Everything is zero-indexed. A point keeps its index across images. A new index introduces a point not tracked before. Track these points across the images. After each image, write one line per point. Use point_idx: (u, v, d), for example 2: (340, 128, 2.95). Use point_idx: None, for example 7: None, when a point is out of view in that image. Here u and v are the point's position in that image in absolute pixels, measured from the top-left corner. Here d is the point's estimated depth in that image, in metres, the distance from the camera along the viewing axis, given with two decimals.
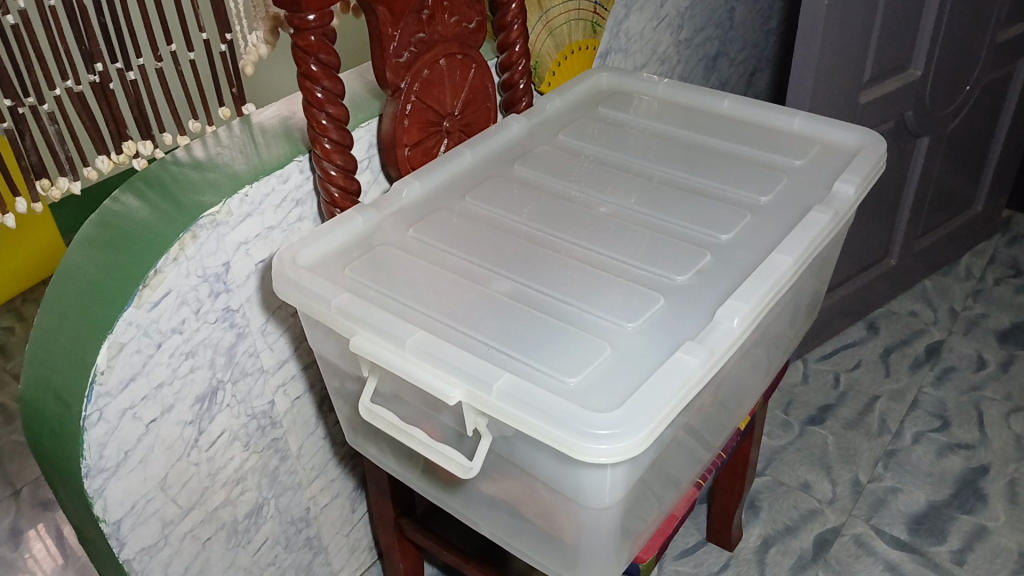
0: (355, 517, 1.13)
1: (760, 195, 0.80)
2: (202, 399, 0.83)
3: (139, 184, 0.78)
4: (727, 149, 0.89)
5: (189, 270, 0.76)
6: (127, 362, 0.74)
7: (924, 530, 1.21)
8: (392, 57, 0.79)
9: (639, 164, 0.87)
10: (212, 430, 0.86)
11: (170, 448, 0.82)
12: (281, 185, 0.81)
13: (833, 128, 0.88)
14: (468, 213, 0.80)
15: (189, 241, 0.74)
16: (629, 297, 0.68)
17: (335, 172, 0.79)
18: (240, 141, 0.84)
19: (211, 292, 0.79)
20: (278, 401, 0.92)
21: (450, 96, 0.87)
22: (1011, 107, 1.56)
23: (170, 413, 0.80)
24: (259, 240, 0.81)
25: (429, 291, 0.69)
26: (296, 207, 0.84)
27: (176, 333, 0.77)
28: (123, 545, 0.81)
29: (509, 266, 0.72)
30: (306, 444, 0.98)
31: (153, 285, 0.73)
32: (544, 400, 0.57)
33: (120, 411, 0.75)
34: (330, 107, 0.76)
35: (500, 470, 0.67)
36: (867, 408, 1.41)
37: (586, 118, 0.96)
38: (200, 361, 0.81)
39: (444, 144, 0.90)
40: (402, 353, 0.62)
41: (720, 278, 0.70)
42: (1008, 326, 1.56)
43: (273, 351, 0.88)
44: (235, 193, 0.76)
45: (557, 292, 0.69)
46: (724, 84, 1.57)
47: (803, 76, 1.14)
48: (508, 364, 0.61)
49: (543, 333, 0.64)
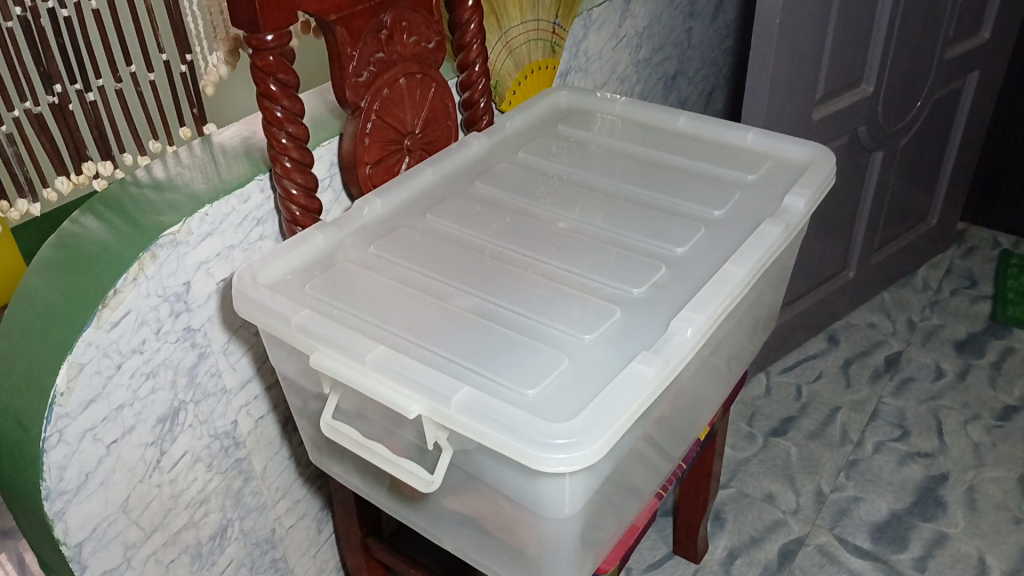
0: (322, 538, 1.12)
1: (714, 209, 0.82)
2: (164, 420, 0.83)
3: (100, 206, 0.79)
4: (684, 165, 0.91)
5: (149, 290, 0.76)
6: (87, 383, 0.73)
7: (886, 538, 1.23)
8: (351, 77, 0.80)
9: (598, 180, 0.88)
10: (174, 452, 0.85)
11: (132, 471, 0.81)
12: (242, 204, 0.81)
13: (786, 144, 0.90)
14: (431, 230, 0.81)
15: (148, 261, 0.74)
16: (588, 311, 0.69)
17: (295, 191, 0.80)
18: (200, 161, 0.84)
19: (172, 312, 0.79)
20: (240, 421, 0.92)
21: (411, 114, 0.89)
22: (960, 122, 1.60)
23: (132, 435, 0.80)
24: (220, 259, 0.81)
25: (389, 307, 0.70)
26: (257, 226, 0.84)
27: (136, 353, 0.77)
28: (83, 569, 0.79)
29: (470, 282, 0.73)
30: (270, 464, 0.98)
31: (113, 305, 0.73)
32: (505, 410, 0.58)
33: (80, 433, 0.74)
34: (290, 126, 0.77)
35: (461, 483, 0.67)
36: (828, 419, 1.43)
37: (546, 136, 0.97)
38: (161, 382, 0.81)
39: (405, 162, 0.91)
40: (362, 368, 0.63)
41: (677, 290, 0.71)
42: (964, 336, 1.60)
43: (235, 371, 0.88)
44: (195, 212, 0.77)
45: (517, 306, 0.70)
46: (683, 103, 1.60)
47: (758, 92, 1.17)
48: (467, 377, 0.62)
49: (502, 346, 0.65)
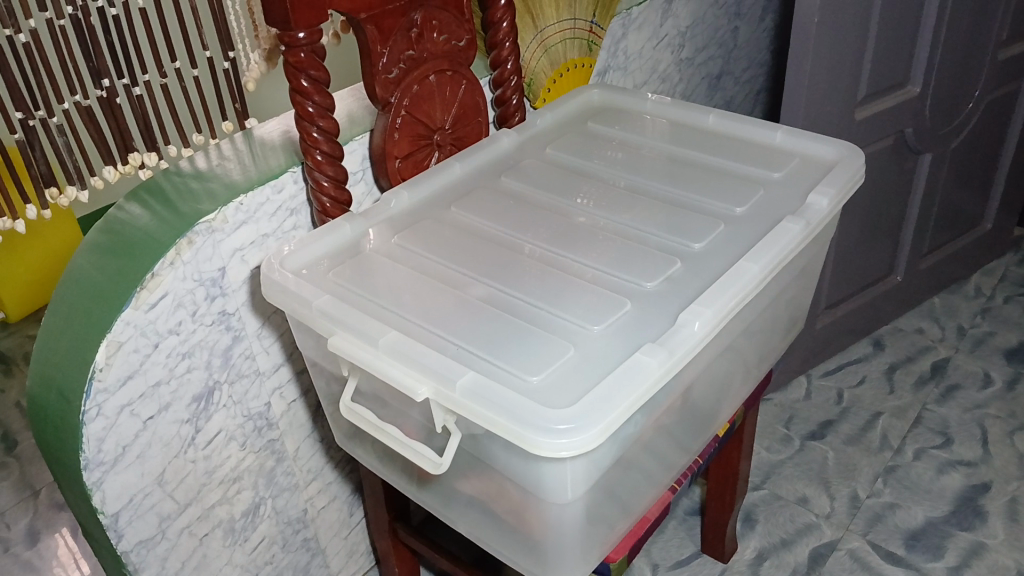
0: (353, 521, 1.15)
1: (736, 206, 0.82)
2: (199, 399, 0.87)
3: (145, 193, 0.84)
4: (710, 162, 0.91)
5: (185, 274, 0.80)
6: (125, 360, 0.78)
7: (920, 546, 1.21)
8: (382, 73, 0.83)
9: (623, 176, 0.89)
10: (208, 429, 0.89)
11: (167, 446, 0.86)
12: (276, 195, 0.85)
13: (813, 142, 0.89)
14: (454, 223, 0.83)
15: (185, 247, 0.78)
16: (598, 302, 0.70)
17: (326, 183, 0.83)
18: (240, 153, 0.89)
19: (208, 296, 0.83)
20: (274, 404, 0.95)
21: (440, 111, 0.91)
22: (1017, 125, 1.56)
23: (168, 412, 0.84)
24: (255, 247, 0.85)
25: (407, 295, 0.72)
26: (291, 216, 0.87)
27: (172, 334, 0.82)
28: (120, 538, 0.84)
29: (487, 273, 0.75)
30: (302, 446, 1.01)
31: (151, 287, 0.77)
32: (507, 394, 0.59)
33: (118, 407, 0.79)
34: (320, 120, 0.80)
35: (470, 467, 0.69)
36: (868, 424, 1.41)
37: (575, 133, 0.99)
38: (196, 362, 0.85)
39: (436, 156, 0.93)
40: (375, 352, 0.65)
41: (689, 284, 0.72)
42: (1016, 344, 1.55)
43: (268, 355, 0.92)
44: (231, 201, 0.81)
45: (530, 297, 0.71)
46: (729, 103, 1.59)
47: (796, 92, 1.16)
48: (475, 363, 0.64)
49: (511, 335, 0.67)
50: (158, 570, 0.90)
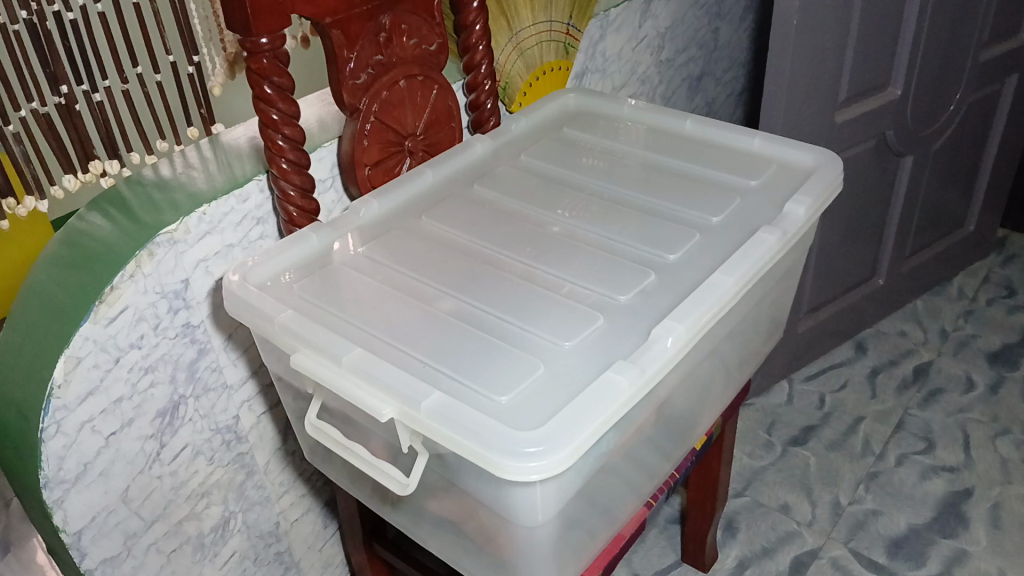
0: (327, 533, 1.13)
1: (712, 214, 0.81)
2: (163, 414, 0.85)
3: (106, 202, 0.81)
4: (687, 168, 0.89)
5: (147, 287, 0.78)
6: (85, 377, 0.76)
7: (902, 553, 1.20)
8: (349, 79, 0.81)
9: (598, 184, 0.88)
10: (174, 444, 0.87)
11: (132, 462, 0.84)
12: (241, 204, 0.82)
13: (791, 148, 0.88)
14: (425, 233, 0.82)
15: (145, 259, 0.76)
16: (569, 317, 0.68)
17: (293, 193, 0.81)
18: (204, 160, 0.86)
19: (170, 309, 0.81)
20: (243, 417, 0.93)
21: (412, 116, 0.89)
22: (999, 126, 1.55)
23: (131, 428, 0.82)
24: (220, 257, 0.83)
25: (373, 310, 0.70)
26: (257, 225, 0.85)
27: (134, 348, 0.79)
28: (83, 556, 0.83)
29: (456, 286, 0.73)
30: (273, 459, 0.99)
31: (110, 301, 0.75)
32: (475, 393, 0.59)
33: (78, 424, 0.77)
34: (285, 128, 0.78)
35: (438, 486, 0.67)
36: (850, 429, 1.40)
37: (551, 139, 0.97)
38: (160, 376, 0.83)
39: (407, 163, 0.91)
40: (339, 370, 0.64)
41: (663, 297, 0.70)
42: (998, 347, 1.54)
43: (235, 367, 0.90)
44: (193, 211, 0.78)
45: (500, 311, 0.70)
46: (710, 105, 1.58)
47: (776, 96, 1.14)
48: (441, 381, 0.62)
49: (479, 351, 0.65)
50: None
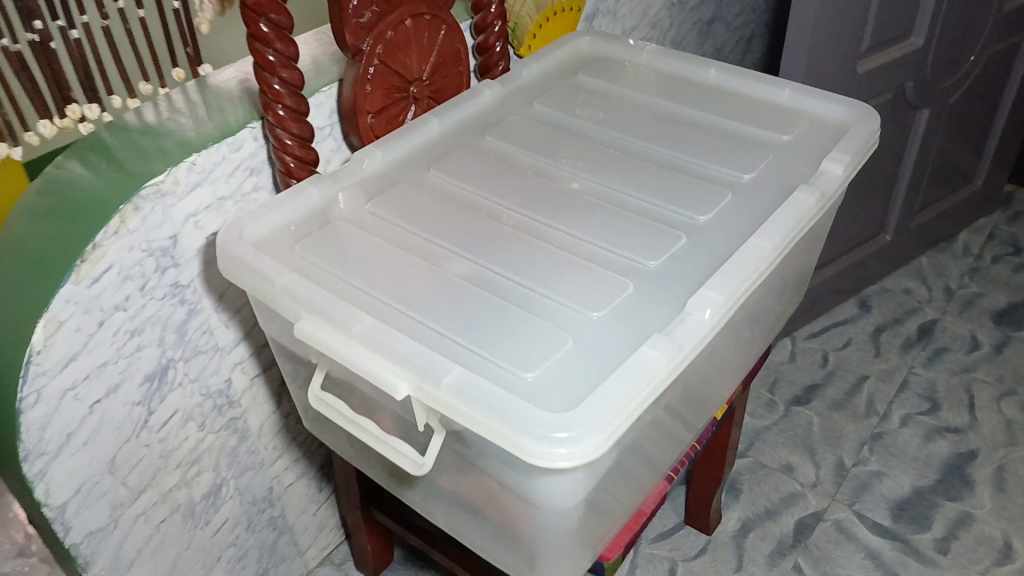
0: (322, 496, 1.09)
1: (743, 172, 0.75)
2: (152, 378, 0.80)
3: (85, 149, 0.75)
4: (711, 121, 0.83)
5: (133, 244, 0.72)
6: (67, 341, 0.70)
7: (907, 516, 1.18)
8: (352, 18, 0.74)
9: (618, 136, 0.82)
10: (163, 411, 0.82)
11: (118, 430, 0.78)
12: (233, 153, 0.76)
13: (823, 102, 0.82)
14: (432, 188, 0.76)
15: (131, 214, 0.70)
16: (596, 283, 0.63)
17: (289, 141, 0.74)
18: (192, 105, 0.79)
19: (158, 267, 0.75)
20: (235, 380, 0.88)
21: (417, 60, 0.82)
22: (1016, 80, 1.50)
23: (117, 393, 0.77)
24: (210, 211, 0.77)
25: (382, 273, 0.65)
26: (251, 175, 0.79)
27: (119, 310, 0.73)
28: (68, 530, 0.77)
29: (470, 247, 0.68)
30: (267, 423, 0.95)
31: (93, 260, 0.69)
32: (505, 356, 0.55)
33: (60, 392, 0.71)
34: (284, 71, 0.71)
35: (453, 464, 0.63)
36: (855, 389, 1.37)
37: (564, 86, 0.90)
38: (147, 339, 0.77)
39: (411, 111, 0.85)
40: (347, 339, 0.58)
41: (696, 264, 0.65)
42: (1003, 307, 1.52)
43: (227, 329, 0.85)
44: (182, 160, 0.72)
45: (519, 277, 0.64)
46: (719, 50, 1.51)
47: (797, 44, 1.08)
48: (460, 355, 0.57)
49: (500, 322, 0.60)
50: (112, 560, 0.84)
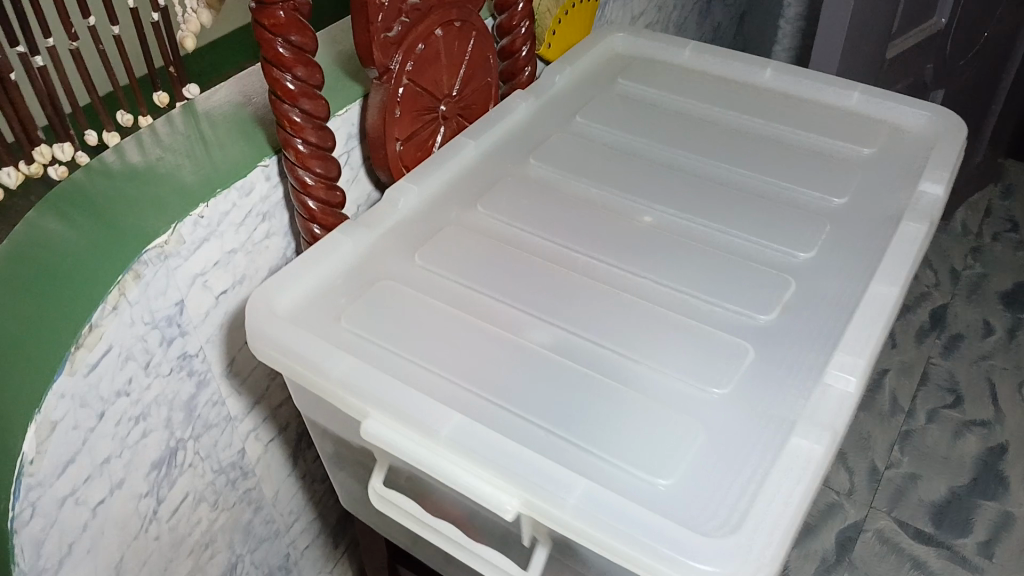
0: (338, 552, 0.99)
1: (834, 197, 0.67)
2: (159, 465, 0.69)
3: (62, 203, 0.62)
4: (778, 132, 0.75)
5: (134, 318, 0.60)
6: (63, 441, 0.58)
7: (948, 521, 1.14)
8: (381, 31, 0.62)
9: (680, 155, 0.73)
10: (173, 497, 0.71)
11: (124, 527, 0.67)
12: (244, 198, 0.65)
13: (899, 107, 0.75)
14: (484, 229, 0.65)
15: (130, 283, 0.58)
16: (707, 351, 0.54)
17: (312, 182, 0.62)
18: (184, 136, 0.67)
19: (163, 339, 0.63)
20: (249, 449, 0.78)
21: (447, 75, 0.71)
22: (1018, 53, 1.45)
23: (122, 488, 0.66)
24: (220, 267, 0.65)
25: (451, 348, 0.54)
26: (262, 222, 0.68)
27: (122, 396, 0.62)
28: None
29: (546, 305, 0.58)
30: (282, 487, 0.84)
31: (89, 344, 0.57)
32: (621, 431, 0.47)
33: (58, 501, 0.60)
34: (305, 100, 0.59)
35: (552, 567, 0.54)
36: (876, 385, 1.32)
37: (605, 97, 0.80)
38: (153, 422, 0.66)
39: (441, 134, 0.73)
40: (434, 446, 0.49)
41: (812, 316, 0.57)
42: (1011, 288, 1.48)
43: (239, 396, 0.74)
44: (186, 214, 0.60)
45: (612, 344, 0.55)
46: (716, 30, 1.42)
47: (831, 31, 1.00)
48: (574, 458, 0.48)
49: (610, 409, 0.51)
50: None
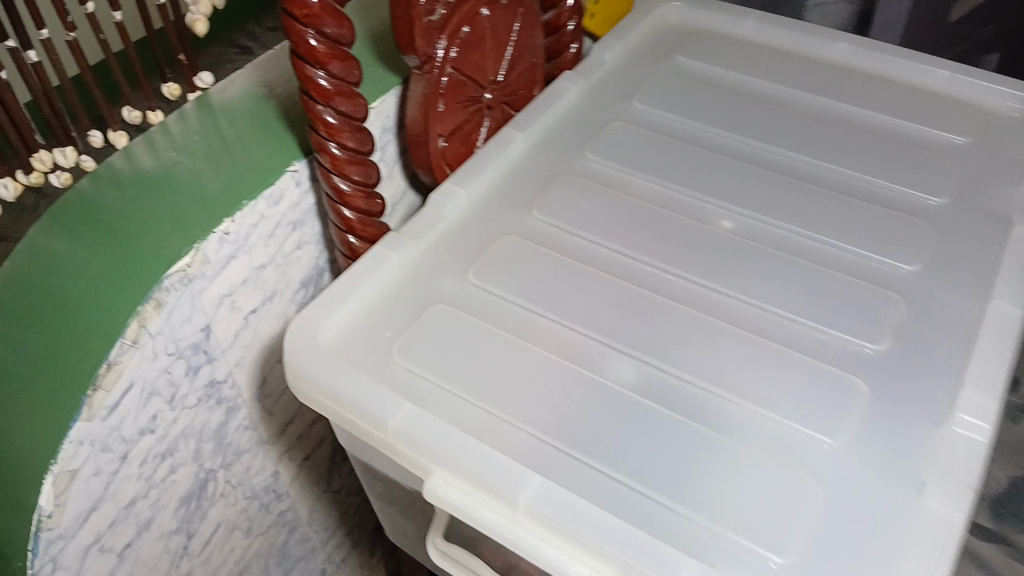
0: (373, 560, 0.94)
1: (932, 195, 0.60)
2: (189, 499, 0.63)
3: (67, 219, 0.54)
4: (860, 116, 0.68)
5: (156, 350, 0.53)
6: (84, 489, 0.52)
7: None
8: (424, 16, 0.54)
9: (754, 145, 0.66)
10: (204, 530, 0.65)
11: (153, 568, 0.62)
12: (272, 208, 0.57)
13: (994, 87, 0.67)
14: (544, 237, 0.58)
15: (151, 313, 0.51)
16: (813, 387, 0.48)
17: (348, 189, 0.55)
18: (199, 136, 0.59)
19: (189, 369, 0.57)
20: (282, 470, 0.72)
21: (492, 59, 0.63)
22: None
23: (150, 528, 0.60)
24: (248, 285, 0.58)
25: (522, 387, 0.48)
26: (294, 231, 0.60)
27: (146, 434, 0.56)
28: None
29: (625, 330, 0.51)
30: (317, 504, 0.78)
31: (108, 384, 0.50)
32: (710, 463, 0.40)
33: (81, 551, 0.54)
34: (341, 101, 0.51)
35: None
36: None
37: (664, 80, 0.73)
38: (181, 457, 0.60)
39: (485, 125, 0.66)
40: (514, 513, 0.42)
41: (928, 342, 0.50)
42: None
43: (272, 417, 0.67)
44: (210, 230, 0.53)
45: (704, 380, 0.48)
46: None
47: None
48: (677, 530, 0.41)
49: (712, 465, 0.44)
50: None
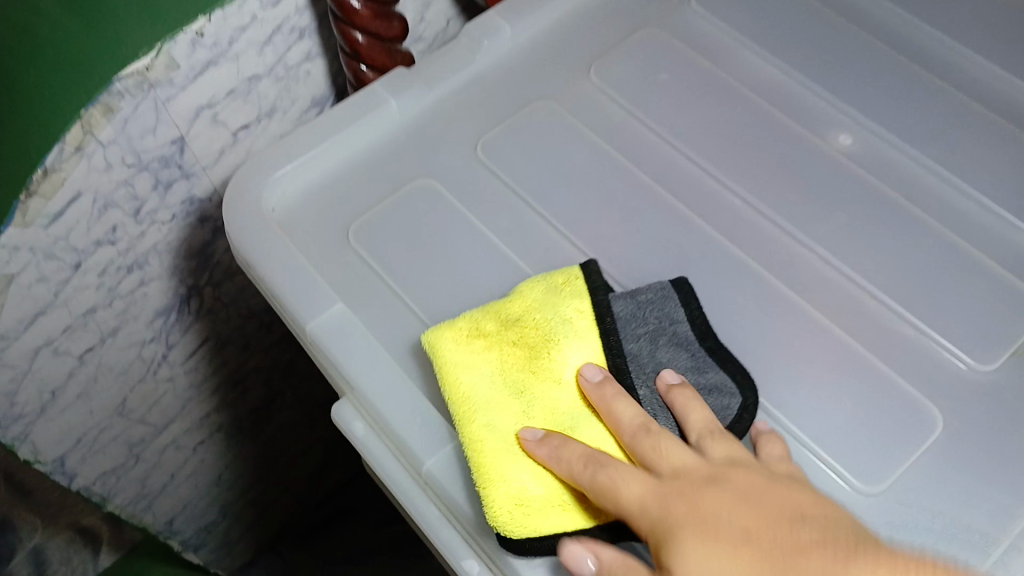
0: None
1: None
2: (168, 312, 0.58)
3: None
4: None
5: (110, 160, 0.46)
6: (25, 295, 0.47)
7: None
8: None
9: (929, 33, 0.48)
10: (188, 342, 0.62)
11: (124, 374, 0.59)
12: (268, 11, 0.47)
13: None
14: (594, 114, 0.45)
15: (100, 121, 0.43)
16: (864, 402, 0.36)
17: (358, 6, 0.43)
18: None
19: (157, 182, 0.50)
20: None
21: None
22: None
23: (119, 335, 0.56)
24: (234, 99, 0.50)
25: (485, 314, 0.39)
26: (299, 41, 0.50)
27: (105, 245, 0.50)
28: (72, 477, 0.62)
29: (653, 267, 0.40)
30: None
31: (46, 191, 0.44)
32: (563, 275, 0.36)
33: (29, 352, 0.50)
34: None
35: None
36: None
37: None
38: (153, 272, 0.55)
39: None
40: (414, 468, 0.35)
41: None
42: None
43: None
44: (178, 29, 0.43)
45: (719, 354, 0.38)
46: None
47: None
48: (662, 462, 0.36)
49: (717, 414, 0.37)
50: (138, 491, 0.69)
